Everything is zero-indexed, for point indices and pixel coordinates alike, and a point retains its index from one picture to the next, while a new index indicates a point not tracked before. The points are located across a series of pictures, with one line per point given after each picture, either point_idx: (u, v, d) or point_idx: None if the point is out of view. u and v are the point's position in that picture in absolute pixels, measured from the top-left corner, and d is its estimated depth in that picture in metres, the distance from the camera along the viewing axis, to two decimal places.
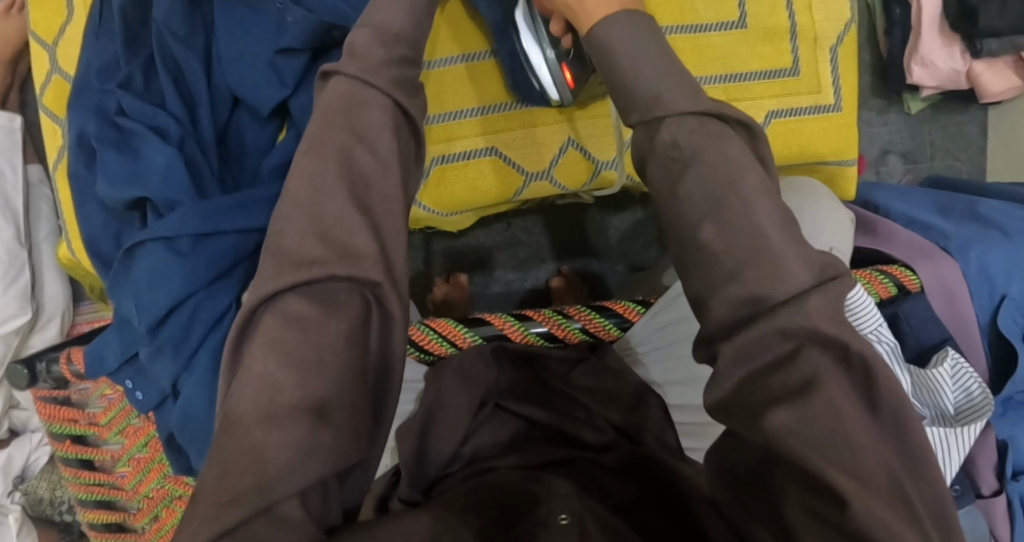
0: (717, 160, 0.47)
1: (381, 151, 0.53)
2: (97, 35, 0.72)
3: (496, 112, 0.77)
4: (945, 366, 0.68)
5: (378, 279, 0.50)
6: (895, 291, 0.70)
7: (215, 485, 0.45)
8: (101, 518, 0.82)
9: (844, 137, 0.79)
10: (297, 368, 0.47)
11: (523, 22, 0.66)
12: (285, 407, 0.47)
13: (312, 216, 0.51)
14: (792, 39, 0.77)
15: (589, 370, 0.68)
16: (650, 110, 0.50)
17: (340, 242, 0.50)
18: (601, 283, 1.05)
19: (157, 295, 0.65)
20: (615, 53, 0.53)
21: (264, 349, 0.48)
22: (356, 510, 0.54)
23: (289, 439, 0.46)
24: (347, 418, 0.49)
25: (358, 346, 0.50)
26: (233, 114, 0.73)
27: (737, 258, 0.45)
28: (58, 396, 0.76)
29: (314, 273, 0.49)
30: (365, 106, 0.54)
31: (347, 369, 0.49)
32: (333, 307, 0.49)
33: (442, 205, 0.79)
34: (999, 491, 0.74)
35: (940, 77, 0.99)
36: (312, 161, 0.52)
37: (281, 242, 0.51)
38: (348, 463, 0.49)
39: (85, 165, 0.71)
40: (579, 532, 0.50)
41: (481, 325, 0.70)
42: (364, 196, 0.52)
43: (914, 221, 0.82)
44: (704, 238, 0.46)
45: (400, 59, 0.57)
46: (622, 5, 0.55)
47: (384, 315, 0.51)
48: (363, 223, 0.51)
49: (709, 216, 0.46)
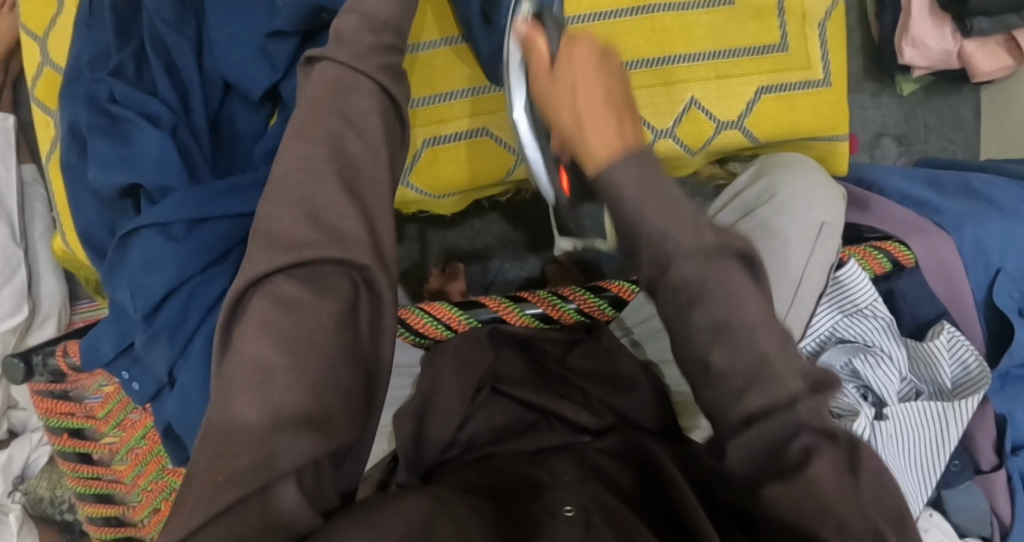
0: (727, 298, 0.46)
1: (370, 136, 0.53)
2: (88, 25, 0.72)
3: (484, 93, 0.77)
4: (940, 338, 0.68)
5: (366, 262, 0.50)
6: (889, 267, 0.71)
7: (209, 467, 0.45)
8: (100, 512, 0.82)
9: (836, 112, 0.79)
10: (288, 348, 0.47)
11: (525, 129, 0.62)
12: (277, 390, 0.47)
13: (303, 201, 0.50)
14: (780, 15, 0.77)
15: (586, 350, 0.69)
16: (660, 251, 0.47)
17: (330, 226, 0.50)
18: (597, 269, 1.00)
19: (153, 281, 0.64)
20: (619, 188, 0.48)
21: (256, 330, 0.48)
22: (354, 494, 0.54)
23: (286, 425, 0.46)
24: (342, 397, 0.49)
25: (350, 328, 0.50)
26: (224, 100, 0.73)
27: (745, 375, 0.45)
28: (55, 390, 0.75)
29: (302, 256, 0.49)
30: (354, 91, 0.54)
31: (340, 350, 0.49)
32: (323, 289, 0.49)
33: (435, 186, 0.78)
34: (999, 466, 0.73)
35: (932, 58, 0.99)
36: (299, 145, 0.52)
37: (271, 227, 0.50)
38: (343, 444, 0.49)
39: (77, 155, 0.71)
40: (585, 526, 0.50)
41: (476, 308, 0.70)
42: (353, 182, 0.52)
43: (906, 197, 0.82)
44: (712, 361, 0.46)
45: (386, 47, 0.57)
46: (626, 145, 0.50)
47: (374, 295, 0.51)
48: (353, 207, 0.51)
49: (716, 342, 0.46)
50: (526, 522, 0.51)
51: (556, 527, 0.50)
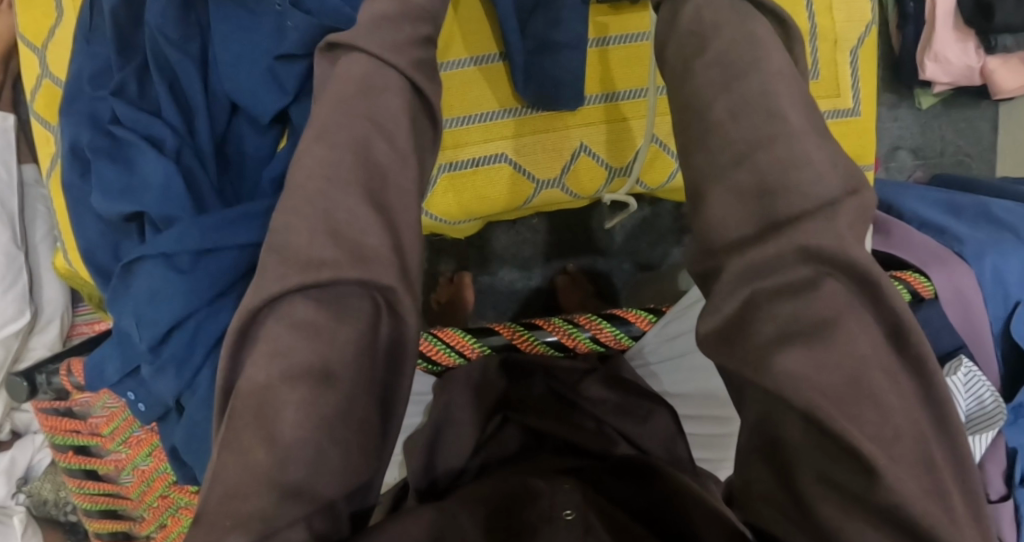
0: None
1: (399, 143, 0.46)
2: (87, 40, 0.70)
3: (503, 117, 0.75)
4: (960, 375, 0.66)
5: (391, 282, 0.43)
6: (908, 298, 0.69)
7: (218, 507, 0.41)
8: (107, 527, 0.82)
9: (864, 142, 0.78)
10: (305, 385, 0.41)
11: None
12: (287, 424, 0.41)
13: (322, 214, 0.43)
14: (813, 41, 0.75)
15: (603, 377, 0.67)
16: None
17: (351, 242, 0.42)
18: (607, 280, 1.04)
19: (158, 312, 0.63)
20: None
21: (266, 359, 0.41)
22: (369, 511, 0.50)
23: (293, 468, 0.42)
24: (358, 431, 0.45)
25: (367, 356, 0.44)
26: (231, 121, 0.71)
27: (751, 138, 0.42)
28: (59, 408, 0.74)
29: (322, 277, 0.41)
30: (382, 92, 0.47)
31: (359, 383, 0.44)
32: (342, 315, 0.42)
33: (452, 212, 0.77)
34: (1006, 496, 0.74)
35: (954, 73, 1.01)
36: (321, 150, 0.45)
37: (286, 240, 0.43)
38: (355, 482, 0.46)
39: (79, 175, 0.69)
40: (583, 528, 0.56)
41: (489, 335, 0.69)
42: (379, 194, 0.45)
43: (926, 222, 0.82)
44: (716, 112, 0.44)
45: (423, 39, 0.51)
46: None
47: (395, 318, 0.44)
48: (379, 222, 0.44)
49: (723, 87, 0.44)
50: (526, 530, 0.55)
51: (555, 532, 0.55)
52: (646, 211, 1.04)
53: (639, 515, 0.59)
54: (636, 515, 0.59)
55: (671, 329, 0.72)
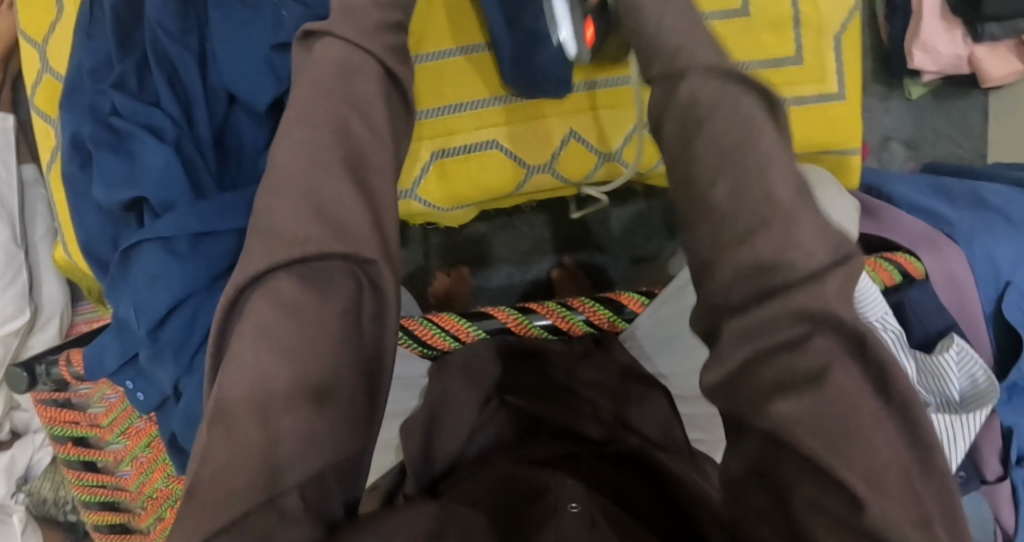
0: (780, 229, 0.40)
1: (377, 124, 0.47)
2: (88, 32, 0.71)
3: (493, 104, 0.76)
4: (952, 352, 0.67)
5: (372, 255, 0.44)
6: (899, 278, 0.70)
7: (211, 482, 0.41)
8: (105, 520, 0.82)
9: (848, 127, 0.79)
10: (291, 361, 0.42)
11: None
12: (277, 395, 0.42)
13: (305, 192, 0.44)
14: (796, 27, 0.77)
15: (595, 364, 0.68)
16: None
17: (335, 218, 0.44)
18: (603, 274, 1.05)
19: (156, 297, 0.64)
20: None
21: (253, 336, 0.42)
22: (356, 503, 0.50)
23: (285, 442, 0.42)
24: (349, 405, 0.45)
25: (353, 333, 0.45)
26: (229, 113, 0.72)
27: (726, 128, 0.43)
28: (59, 399, 0.75)
29: (306, 252, 0.42)
30: (359, 73, 0.48)
31: (348, 358, 0.44)
32: (327, 292, 0.43)
33: (443, 200, 0.78)
34: (1004, 477, 0.74)
35: (942, 62, 1.03)
36: (302, 130, 0.46)
37: (270, 218, 0.44)
38: (348, 458, 0.46)
39: (79, 167, 0.70)
40: (589, 521, 0.50)
41: (483, 319, 0.70)
42: (360, 171, 0.46)
43: (916, 206, 0.83)
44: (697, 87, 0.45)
45: (394, 24, 0.52)
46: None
47: (377, 295, 0.45)
48: (361, 199, 0.45)
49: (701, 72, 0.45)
50: (528, 524, 0.49)
51: (561, 524, 0.49)
52: (643, 204, 1.05)
53: (627, 504, 0.57)
54: (622, 502, 0.57)
55: (665, 310, 0.72)
